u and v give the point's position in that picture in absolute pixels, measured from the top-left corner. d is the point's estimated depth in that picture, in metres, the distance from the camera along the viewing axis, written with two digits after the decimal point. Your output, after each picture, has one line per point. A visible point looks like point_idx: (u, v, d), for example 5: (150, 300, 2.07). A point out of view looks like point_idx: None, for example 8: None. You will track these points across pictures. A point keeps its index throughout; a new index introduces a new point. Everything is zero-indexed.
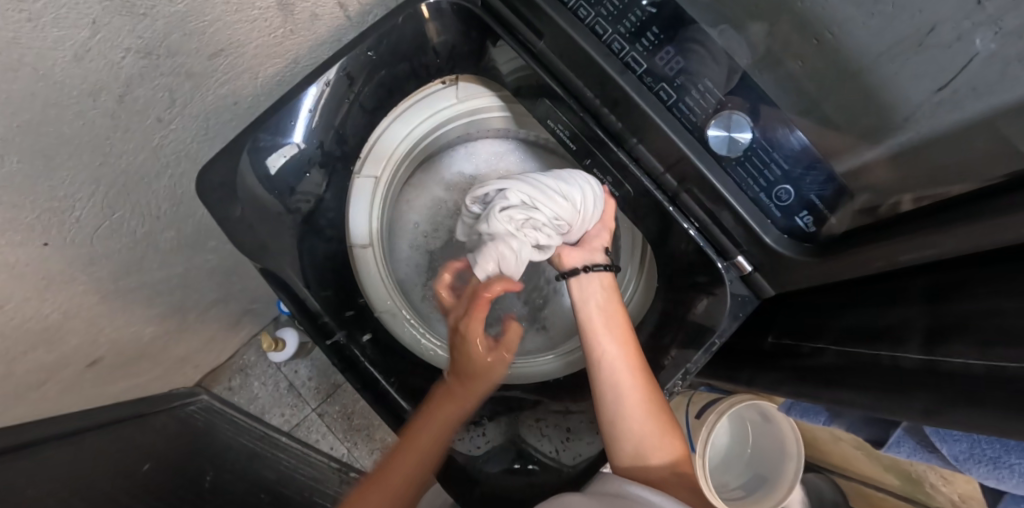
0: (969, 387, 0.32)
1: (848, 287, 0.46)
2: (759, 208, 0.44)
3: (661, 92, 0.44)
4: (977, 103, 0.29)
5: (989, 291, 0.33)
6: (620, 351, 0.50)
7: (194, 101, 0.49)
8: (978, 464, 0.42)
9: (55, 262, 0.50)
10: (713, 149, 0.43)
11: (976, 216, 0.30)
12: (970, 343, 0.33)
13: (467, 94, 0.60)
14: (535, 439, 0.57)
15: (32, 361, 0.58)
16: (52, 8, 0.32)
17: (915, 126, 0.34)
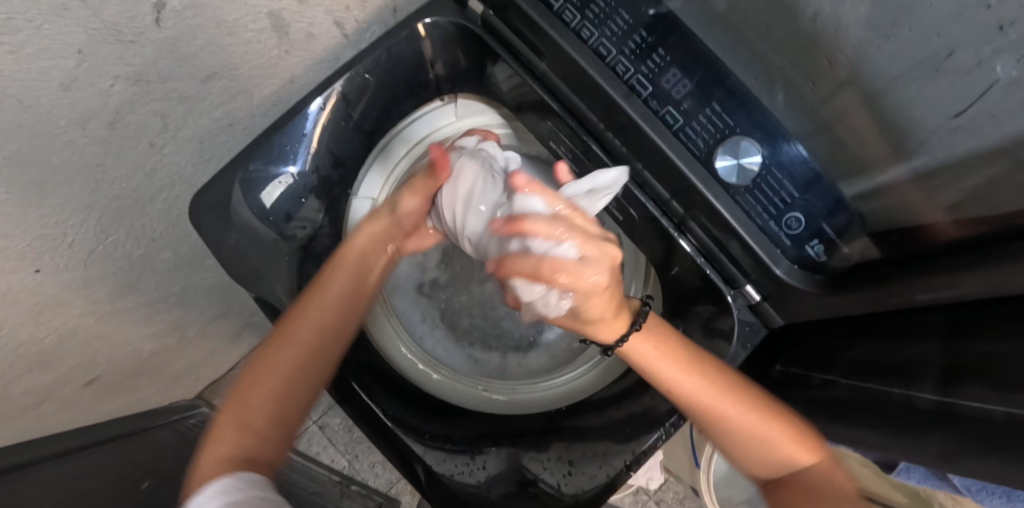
0: (989, 437, 0.29)
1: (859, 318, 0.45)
2: (768, 237, 0.42)
3: (667, 116, 0.43)
4: (997, 129, 0.27)
5: (1009, 331, 0.31)
6: (671, 362, 0.47)
7: (189, 125, 0.48)
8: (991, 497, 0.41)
9: (48, 287, 0.49)
10: (722, 177, 0.42)
11: (999, 253, 0.28)
12: (991, 388, 0.31)
13: (466, 112, 0.59)
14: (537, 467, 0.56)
15: (29, 383, 0.57)
16: (37, 40, 0.31)
17: (931, 151, 0.32)
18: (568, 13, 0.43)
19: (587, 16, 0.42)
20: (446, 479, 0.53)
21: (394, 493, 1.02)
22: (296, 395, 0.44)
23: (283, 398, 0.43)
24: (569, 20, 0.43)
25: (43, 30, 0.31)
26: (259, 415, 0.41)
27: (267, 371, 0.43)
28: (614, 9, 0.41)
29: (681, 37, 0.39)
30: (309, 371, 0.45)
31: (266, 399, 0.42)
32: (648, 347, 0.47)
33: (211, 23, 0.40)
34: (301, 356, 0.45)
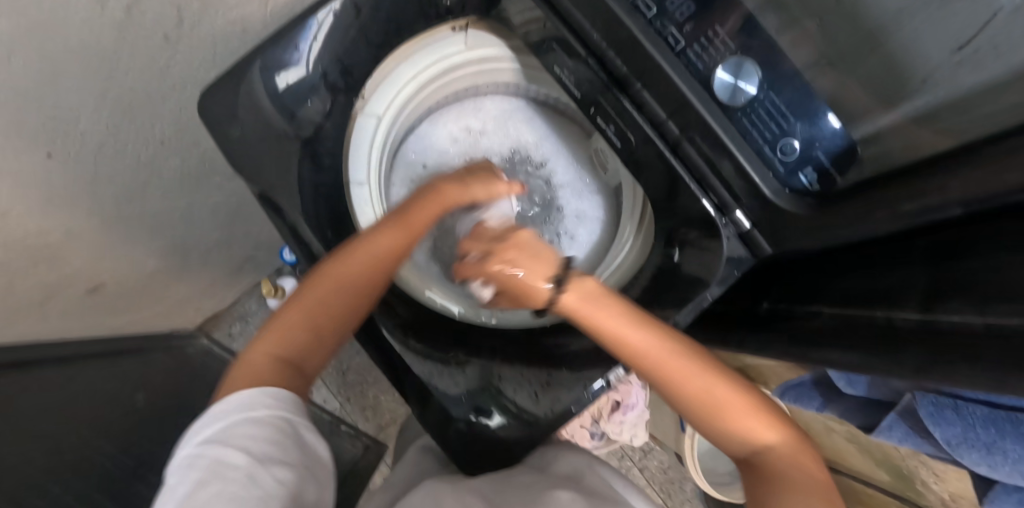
0: (967, 348, 0.30)
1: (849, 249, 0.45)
2: (761, 160, 0.42)
3: (669, 37, 0.42)
4: (1000, 63, 0.27)
5: (999, 250, 0.31)
6: (670, 336, 0.39)
7: (203, 21, 0.48)
8: (970, 449, 0.47)
9: (57, 177, 0.51)
10: (718, 95, 0.42)
11: (993, 148, 0.28)
12: (968, 305, 0.32)
13: (477, 41, 0.59)
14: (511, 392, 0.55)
15: (33, 279, 0.59)
16: None
17: (934, 90, 0.32)
18: None
19: None
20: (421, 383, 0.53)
21: (382, 437, 1.03)
22: (285, 376, 0.40)
23: (273, 375, 0.39)
24: None
25: None
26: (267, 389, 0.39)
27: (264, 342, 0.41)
28: None
29: None
30: (300, 342, 0.42)
31: (262, 361, 0.40)
32: (638, 335, 0.38)
33: None
34: (307, 335, 0.43)
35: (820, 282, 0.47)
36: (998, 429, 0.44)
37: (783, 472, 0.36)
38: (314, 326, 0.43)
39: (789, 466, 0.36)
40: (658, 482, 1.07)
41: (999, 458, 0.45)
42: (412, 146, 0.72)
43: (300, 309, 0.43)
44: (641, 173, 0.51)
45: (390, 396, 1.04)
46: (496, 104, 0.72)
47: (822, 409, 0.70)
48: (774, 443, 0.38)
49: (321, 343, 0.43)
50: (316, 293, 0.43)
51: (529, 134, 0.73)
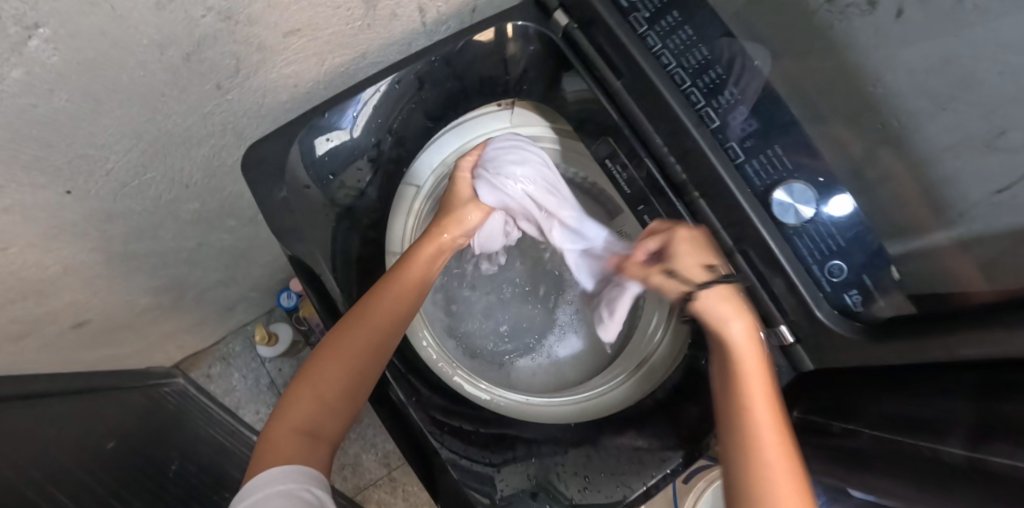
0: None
1: (887, 377, 0.46)
2: (811, 278, 0.44)
3: (729, 151, 0.45)
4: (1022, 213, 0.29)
5: None
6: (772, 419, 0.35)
7: (257, 76, 0.47)
8: None
9: (72, 214, 0.48)
10: (775, 213, 0.43)
11: None
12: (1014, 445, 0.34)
13: (522, 119, 0.58)
14: (571, 487, 0.52)
15: (18, 312, 0.54)
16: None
17: (969, 223, 0.32)
18: (665, 58, 0.45)
19: (684, 67, 0.45)
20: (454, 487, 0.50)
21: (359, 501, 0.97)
22: (326, 392, 0.42)
23: (341, 395, 0.43)
24: (667, 64, 0.45)
25: None
26: (331, 387, 0.42)
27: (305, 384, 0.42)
28: (709, 64, 0.44)
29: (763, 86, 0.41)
30: (342, 379, 0.43)
31: (310, 401, 0.42)
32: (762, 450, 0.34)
33: (256, 50, 0.44)
34: (321, 400, 0.42)
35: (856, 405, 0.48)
36: None
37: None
38: (379, 331, 0.44)
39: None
40: None
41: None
42: None
43: (345, 342, 0.43)
44: None
45: (371, 455, 1.00)
46: None
47: None
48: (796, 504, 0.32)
49: (344, 395, 0.43)
50: (351, 345, 0.43)
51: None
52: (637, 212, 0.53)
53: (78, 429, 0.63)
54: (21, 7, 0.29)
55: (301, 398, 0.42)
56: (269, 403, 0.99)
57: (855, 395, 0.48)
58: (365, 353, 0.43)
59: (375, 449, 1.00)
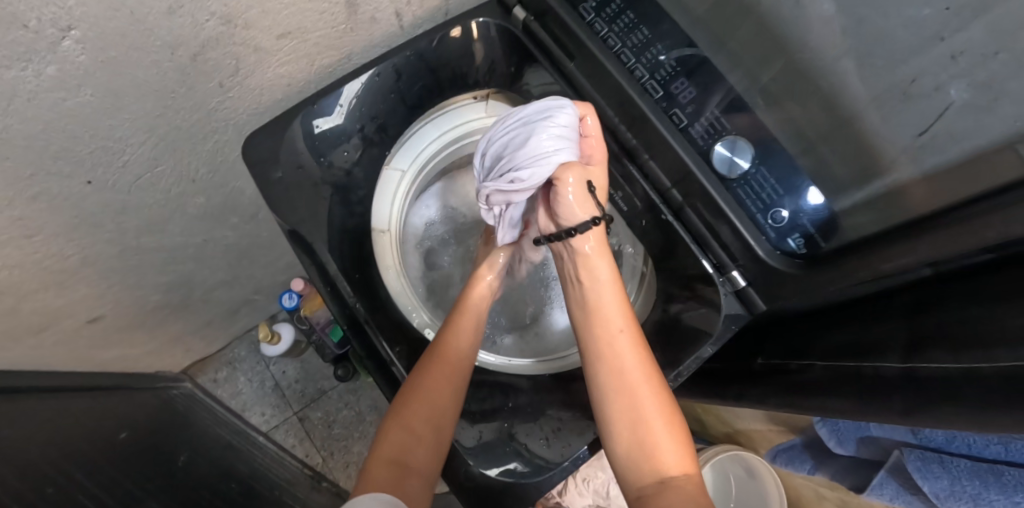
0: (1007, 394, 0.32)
1: (839, 312, 0.50)
2: (755, 224, 0.48)
3: (674, 117, 0.49)
4: (953, 147, 0.33)
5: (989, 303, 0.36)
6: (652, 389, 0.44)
7: (254, 75, 0.54)
8: (959, 501, 0.51)
9: (91, 203, 0.53)
10: (716, 167, 0.48)
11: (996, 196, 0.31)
12: (944, 352, 0.38)
13: (498, 111, 0.64)
14: (525, 435, 0.53)
15: (39, 302, 0.59)
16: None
17: (900, 169, 0.37)
18: (612, 40, 0.50)
19: (628, 46, 0.50)
20: None
21: None
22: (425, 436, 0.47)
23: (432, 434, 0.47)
24: (613, 45, 0.50)
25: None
26: (421, 426, 0.47)
27: (397, 426, 0.47)
28: (650, 43, 0.49)
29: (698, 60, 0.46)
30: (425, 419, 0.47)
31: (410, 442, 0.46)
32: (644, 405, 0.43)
33: (252, 52, 0.51)
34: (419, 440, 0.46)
35: (809, 340, 0.52)
36: (981, 481, 0.49)
37: (657, 450, 0.42)
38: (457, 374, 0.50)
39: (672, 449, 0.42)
40: None
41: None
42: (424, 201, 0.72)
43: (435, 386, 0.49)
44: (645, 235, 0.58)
45: None
46: None
47: (814, 471, 0.73)
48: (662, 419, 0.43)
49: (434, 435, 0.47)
50: (438, 387, 0.49)
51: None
52: None
53: (93, 419, 0.66)
54: (58, 11, 0.36)
55: (400, 441, 0.46)
56: (274, 404, 1.01)
57: (806, 332, 0.53)
58: (448, 394, 0.49)
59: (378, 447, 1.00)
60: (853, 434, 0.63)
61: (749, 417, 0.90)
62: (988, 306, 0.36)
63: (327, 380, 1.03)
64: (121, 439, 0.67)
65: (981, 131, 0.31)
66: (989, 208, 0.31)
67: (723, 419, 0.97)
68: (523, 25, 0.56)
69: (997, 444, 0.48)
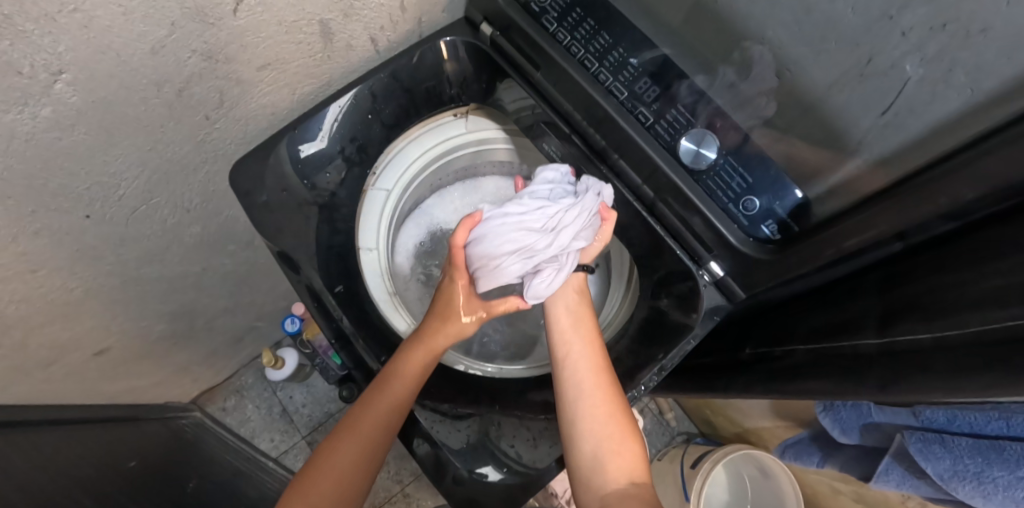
0: (978, 353, 0.32)
1: (819, 295, 0.51)
2: (727, 215, 0.48)
3: (639, 115, 0.50)
4: (917, 122, 0.33)
5: (956, 268, 0.36)
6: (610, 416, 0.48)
7: (238, 106, 0.57)
8: (963, 482, 0.47)
9: (91, 236, 0.56)
10: (682, 159, 0.48)
11: (962, 164, 0.31)
12: (916, 320, 0.38)
13: (476, 126, 0.67)
14: (504, 441, 0.53)
15: (47, 336, 0.61)
16: (162, 40, 0.44)
17: (869, 148, 0.38)
18: (574, 48, 0.51)
19: (590, 51, 0.50)
20: (411, 436, 0.52)
21: None
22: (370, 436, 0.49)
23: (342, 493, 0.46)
24: (576, 52, 0.51)
25: (170, 38, 0.44)
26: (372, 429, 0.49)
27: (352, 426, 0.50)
28: (612, 46, 0.49)
29: (660, 59, 0.47)
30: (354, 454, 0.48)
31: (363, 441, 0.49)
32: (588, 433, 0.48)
33: (234, 84, 0.54)
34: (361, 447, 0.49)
35: (794, 325, 0.53)
36: (982, 457, 0.46)
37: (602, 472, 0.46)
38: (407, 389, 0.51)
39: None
40: None
41: (990, 487, 0.45)
42: (414, 218, 0.74)
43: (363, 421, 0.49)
44: (625, 233, 0.59)
45: (385, 474, 0.98)
46: (494, 183, 0.76)
47: (823, 465, 0.71)
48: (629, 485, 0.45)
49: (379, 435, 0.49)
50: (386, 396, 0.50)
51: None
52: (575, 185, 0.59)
53: (101, 450, 0.67)
54: (48, 57, 0.38)
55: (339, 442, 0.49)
56: (283, 429, 0.99)
57: (792, 316, 0.54)
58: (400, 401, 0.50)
59: (387, 467, 0.97)
60: (855, 420, 0.61)
61: (757, 414, 0.88)
62: (956, 273, 0.36)
63: (333, 403, 1.01)
64: (130, 467, 0.68)
65: (940, 103, 0.31)
66: (944, 172, 0.32)
67: (736, 418, 0.95)
68: (492, 40, 0.58)
69: (998, 419, 0.45)
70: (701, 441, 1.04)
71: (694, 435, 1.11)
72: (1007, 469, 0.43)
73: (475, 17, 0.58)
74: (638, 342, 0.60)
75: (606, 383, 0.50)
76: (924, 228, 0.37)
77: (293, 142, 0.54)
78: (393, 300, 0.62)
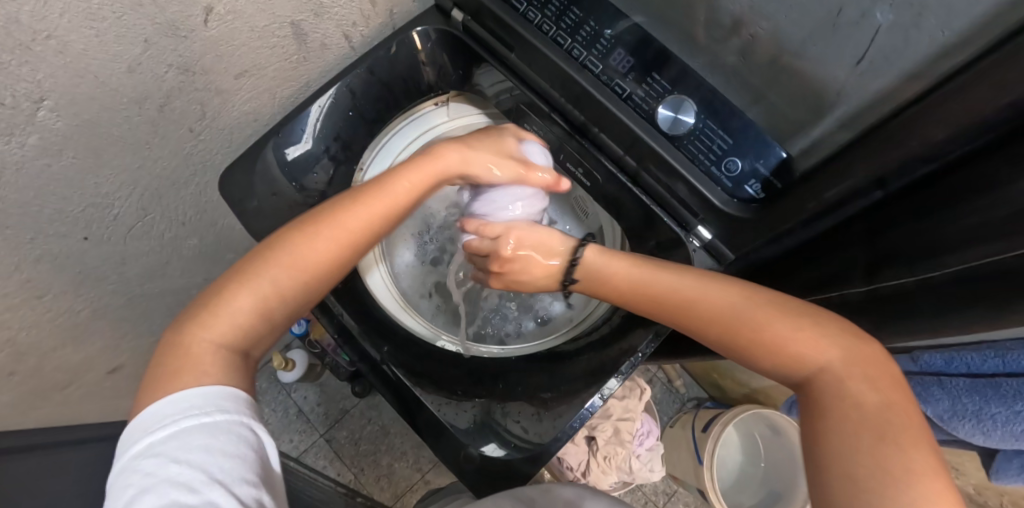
0: (971, 291, 0.32)
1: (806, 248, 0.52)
2: (710, 178, 0.49)
3: (616, 87, 0.50)
4: (892, 68, 0.34)
5: (932, 210, 0.37)
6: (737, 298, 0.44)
7: (220, 116, 0.58)
8: (963, 420, 0.48)
9: (92, 256, 0.57)
10: (661, 126, 0.48)
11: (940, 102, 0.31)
12: (902, 266, 0.38)
13: (458, 112, 0.66)
14: (509, 419, 0.55)
15: (60, 358, 0.62)
16: (136, 56, 0.44)
17: (847, 98, 0.38)
18: (546, 25, 0.51)
19: (561, 27, 0.50)
20: (420, 422, 0.54)
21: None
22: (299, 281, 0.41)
23: (262, 325, 0.40)
24: (547, 30, 0.51)
25: (145, 54, 0.45)
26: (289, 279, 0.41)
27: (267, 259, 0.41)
28: (583, 20, 0.49)
29: (630, 28, 0.46)
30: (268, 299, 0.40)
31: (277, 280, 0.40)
32: (732, 305, 0.43)
33: (213, 92, 0.54)
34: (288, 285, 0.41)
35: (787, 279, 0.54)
36: (979, 396, 0.46)
37: (787, 349, 0.39)
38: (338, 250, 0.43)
39: (876, 446, 0.30)
40: None
41: (990, 424, 0.46)
42: None
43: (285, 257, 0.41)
44: (617, 206, 0.59)
45: (404, 463, 1.00)
46: None
47: None
48: (879, 396, 0.33)
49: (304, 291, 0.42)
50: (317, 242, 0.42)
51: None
52: (559, 161, 0.60)
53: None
54: (29, 85, 0.39)
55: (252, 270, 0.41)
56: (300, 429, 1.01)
57: (785, 271, 0.55)
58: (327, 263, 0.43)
59: (405, 456, 1.00)
60: None
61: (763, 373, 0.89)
62: (933, 215, 0.36)
63: (347, 398, 1.03)
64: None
65: (911, 45, 0.31)
66: (923, 111, 0.33)
67: (740, 379, 0.96)
68: (464, 26, 0.58)
69: (993, 357, 0.45)
70: (710, 405, 1.06)
71: (704, 400, 1.12)
72: (1003, 406, 0.44)
73: (445, 5, 0.58)
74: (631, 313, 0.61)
75: (714, 285, 0.45)
76: (902, 175, 0.38)
77: (279, 148, 0.55)
78: (392, 292, 0.64)
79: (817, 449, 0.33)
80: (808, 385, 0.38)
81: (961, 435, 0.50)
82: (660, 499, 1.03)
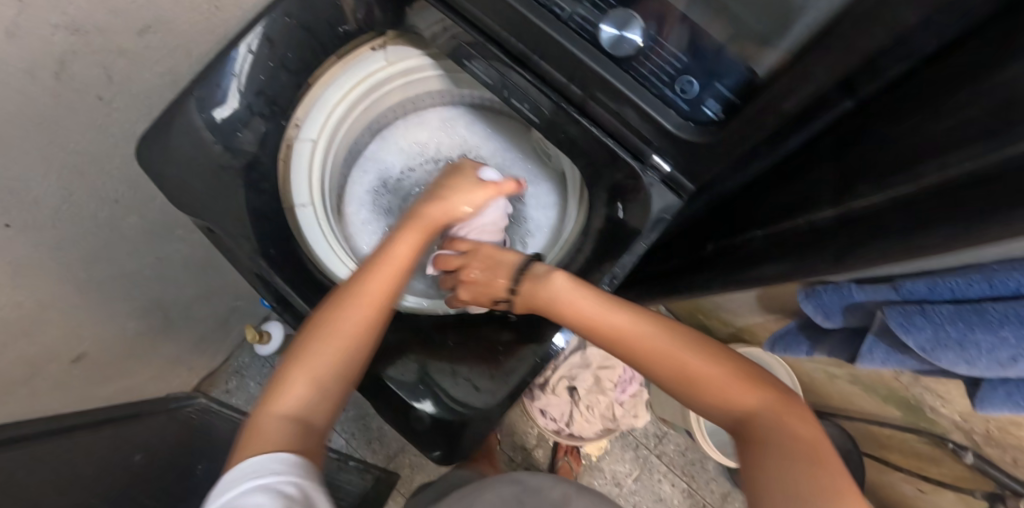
0: (951, 201, 0.28)
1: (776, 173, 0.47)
2: (663, 101, 0.43)
3: (553, 8, 0.44)
4: None
5: (916, 113, 0.32)
6: (709, 356, 0.45)
7: (131, 79, 0.52)
8: (946, 349, 0.45)
9: (21, 245, 0.54)
10: (607, 47, 0.43)
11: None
12: (873, 184, 0.35)
13: (397, 56, 0.61)
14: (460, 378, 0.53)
15: (15, 352, 0.61)
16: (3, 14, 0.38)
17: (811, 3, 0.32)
18: None
19: None
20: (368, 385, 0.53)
21: (392, 468, 1.00)
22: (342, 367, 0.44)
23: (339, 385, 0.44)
24: None
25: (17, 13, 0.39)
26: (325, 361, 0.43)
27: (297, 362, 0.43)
28: None
29: None
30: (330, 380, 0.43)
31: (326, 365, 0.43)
32: (697, 358, 0.45)
33: (116, 52, 0.49)
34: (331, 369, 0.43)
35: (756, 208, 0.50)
36: (963, 322, 0.43)
37: (718, 397, 0.44)
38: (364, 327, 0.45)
39: (782, 465, 0.36)
40: (680, 465, 1.04)
41: (974, 352, 0.43)
42: (361, 166, 0.73)
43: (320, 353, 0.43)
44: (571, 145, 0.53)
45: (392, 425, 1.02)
46: (435, 116, 0.73)
47: (812, 352, 0.68)
48: (806, 430, 0.39)
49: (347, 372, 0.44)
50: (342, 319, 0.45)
51: (474, 138, 0.74)
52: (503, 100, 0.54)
53: (106, 448, 0.69)
54: None
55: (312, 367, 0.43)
56: None
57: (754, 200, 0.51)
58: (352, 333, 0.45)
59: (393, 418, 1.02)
60: (837, 303, 0.58)
61: (747, 312, 0.86)
62: (924, 117, 0.31)
63: None
64: (133, 462, 0.70)
65: None
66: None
67: (723, 319, 0.95)
68: None
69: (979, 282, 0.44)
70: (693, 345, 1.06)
71: None
72: (988, 332, 0.41)
73: None
74: (591, 255, 0.59)
75: (677, 329, 0.47)
76: (873, 75, 0.33)
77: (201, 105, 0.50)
78: (342, 254, 0.58)
79: (758, 481, 0.37)
80: (736, 426, 0.42)
81: (946, 364, 0.47)
82: (649, 440, 1.05)
